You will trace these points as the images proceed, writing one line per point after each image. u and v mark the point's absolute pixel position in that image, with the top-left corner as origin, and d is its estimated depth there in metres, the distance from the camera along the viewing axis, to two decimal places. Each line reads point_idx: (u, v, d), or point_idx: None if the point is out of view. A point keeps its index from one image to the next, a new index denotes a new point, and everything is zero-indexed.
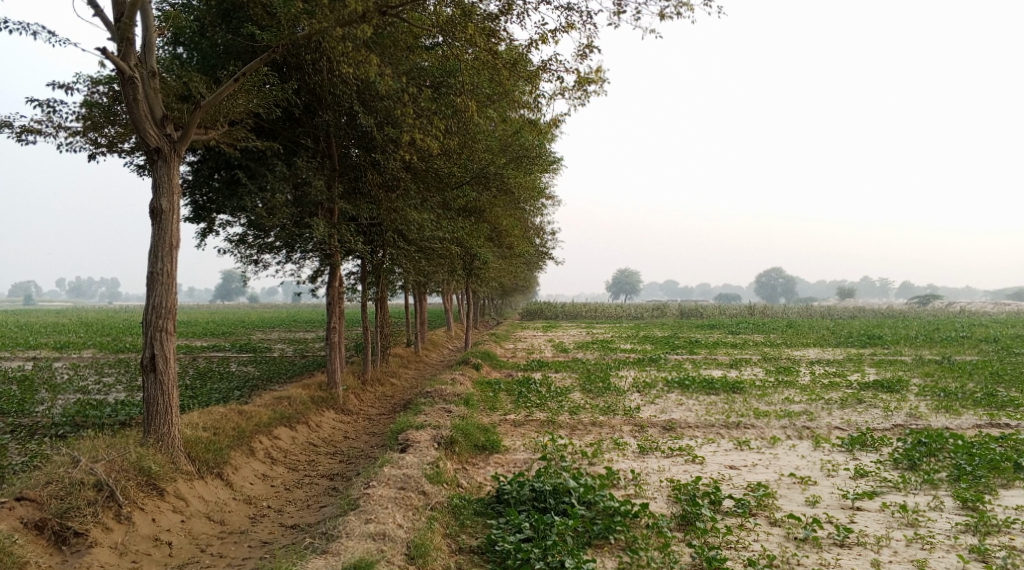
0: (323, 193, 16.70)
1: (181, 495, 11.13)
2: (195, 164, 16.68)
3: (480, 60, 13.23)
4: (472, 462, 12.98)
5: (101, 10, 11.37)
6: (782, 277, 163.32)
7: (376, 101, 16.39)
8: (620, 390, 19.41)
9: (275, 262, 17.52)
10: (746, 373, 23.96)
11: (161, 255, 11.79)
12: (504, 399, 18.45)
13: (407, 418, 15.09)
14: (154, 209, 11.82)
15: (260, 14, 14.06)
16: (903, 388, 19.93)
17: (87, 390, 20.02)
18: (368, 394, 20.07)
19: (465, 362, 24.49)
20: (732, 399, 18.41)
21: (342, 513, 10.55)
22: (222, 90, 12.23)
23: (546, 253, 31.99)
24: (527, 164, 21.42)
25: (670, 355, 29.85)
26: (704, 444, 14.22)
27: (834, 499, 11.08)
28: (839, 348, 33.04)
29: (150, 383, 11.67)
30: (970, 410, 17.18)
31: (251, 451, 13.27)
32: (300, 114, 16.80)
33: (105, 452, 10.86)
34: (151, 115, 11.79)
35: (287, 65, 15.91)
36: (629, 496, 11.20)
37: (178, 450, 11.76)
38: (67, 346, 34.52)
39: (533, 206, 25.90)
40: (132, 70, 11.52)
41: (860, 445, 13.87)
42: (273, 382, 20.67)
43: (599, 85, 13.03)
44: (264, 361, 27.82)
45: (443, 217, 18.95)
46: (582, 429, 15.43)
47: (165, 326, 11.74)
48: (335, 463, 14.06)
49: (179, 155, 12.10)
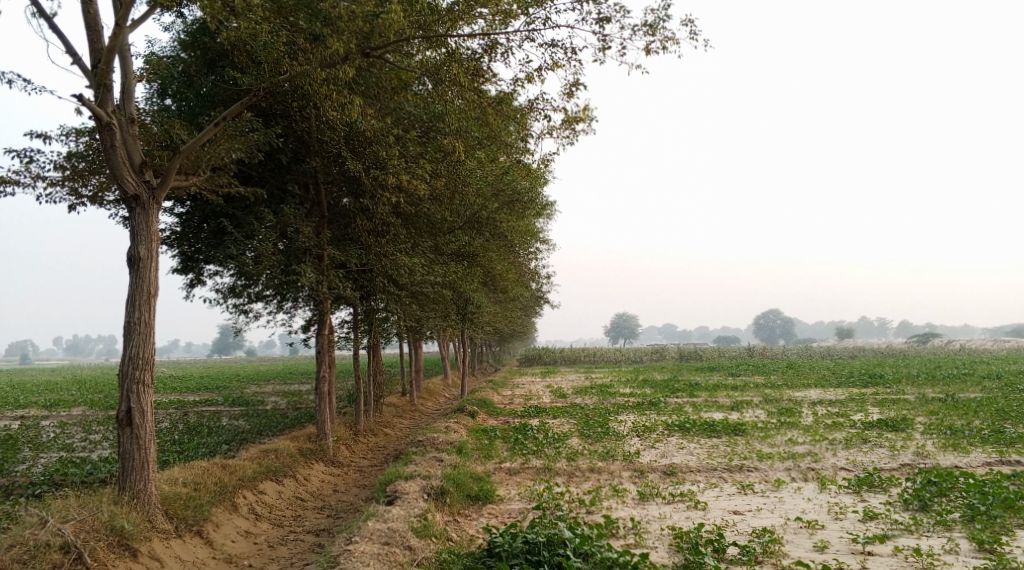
0: (311, 240, 16.38)
1: (155, 556, 10.59)
2: (182, 215, 16.40)
3: (465, 101, 13.04)
4: (464, 514, 12.46)
5: (77, 57, 11.19)
6: (780, 318, 163.22)
7: (365, 146, 15.72)
8: (619, 435, 18.89)
9: (265, 311, 17.14)
10: (747, 414, 23.49)
11: (138, 305, 11.40)
12: (500, 446, 17.88)
13: (396, 468, 14.56)
14: (132, 257, 11.47)
15: (244, 61, 13.80)
16: (908, 426, 19.42)
17: (71, 447, 19.46)
18: (360, 445, 19.49)
19: (461, 410, 23.95)
20: (734, 441, 17.92)
21: None
22: (201, 135, 11.99)
23: (542, 297, 31.68)
24: (519, 208, 21.22)
25: (670, 398, 29.33)
26: (707, 488, 13.70)
27: (844, 544, 10.54)
28: (840, 388, 32.54)
29: (127, 437, 11.18)
30: (978, 447, 16.71)
31: (234, 507, 12.72)
32: (288, 160, 16.60)
33: (75, 511, 10.34)
34: (129, 161, 11.52)
35: (273, 111, 15.64)
36: (629, 545, 10.65)
37: (156, 507, 11.22)
38: (56, 404, 33.86)
39: (527, 251, 25.67)
40: (110, 117, 11.28)
41: (868, 486, 13.36)
42: (264, 435, 20.12)
43: (587, 124, 12.84)
44: (256, 414, 27.27)
45: (435, 263, 18.56)
46: (579, 475, 14.92)
47: (142, 378, 11.28)
48: (322, 517, 13.50)
49: (158, 202, 11.79)
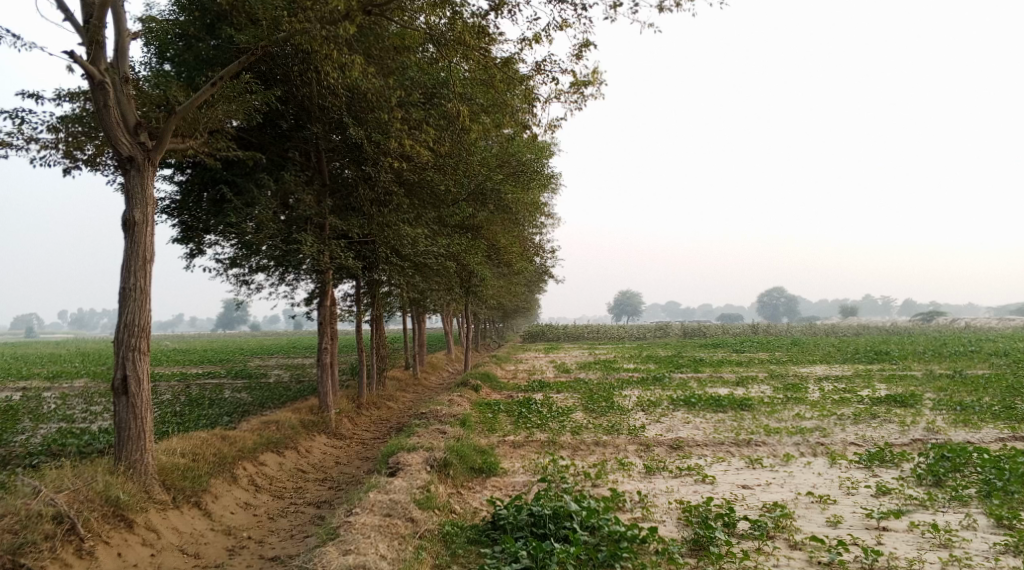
0: (312, 208, 16.03)
1: (152, 527, 10.38)
2: (181, 184, 16.05)
3: (469, 63, 12.60)
4: (468, 486, 12.22)
5: (69, 13, 10.79)
6: (784, 296, 162.76)
7: (367, 112, 15.53)
8: (624, 409, 18.62)
9: (267, 283, 16.82)
10: (754, 390, 23.23)
11: (134, 270, 11.08)
12: (504, 420, 17.62)
13: (399, 440, 14.33)
14: (127, 221, 11.14)
15: (242, 21, 13.42)
16: (918, 402, 19.13)
17: (71, 418, 19.21)
18: (362, 418, 19.26)
19: (464, 384, 23.71)
20: (741, 416, 17.63)
21: (321, 544, 9.80)
22: (198, 96, 11.62)
23: (545, 272, 31.34)
24: (524, 180, 20.82)
25: (675, 374, 29.04)
26: (715, 462, 13.45)
27: (858, 519, 10.29)
28: (847, 364, 32.29)
29: (123, 406, 10.93)
30: (989, 423, 16.42)
31: (234, 478, 12.50)
32: (289, 127, 16.21)
33: (69, 481, 10.10)
34: (124, 122, 11.16)
35: (273, 76, 15.21)
36: (637, 519, 10.39)
37: (153, 478, 10.99)
38: (60, 377, 33.80)
39: (532, 224, 25.31)
40: (102, 76, 10.92)
41: (880, 461, 13.09)
42: (266, 407, 19.89)
43: (597, 88, 12.45)
44: (258, 387, 27.08)
45: (439, 234, 18.17)
46: (584, 449, 14.67)
47: (139, 346, 11.01)
48: (324, 490, 13.29)
49: (154, 165, 11.45)
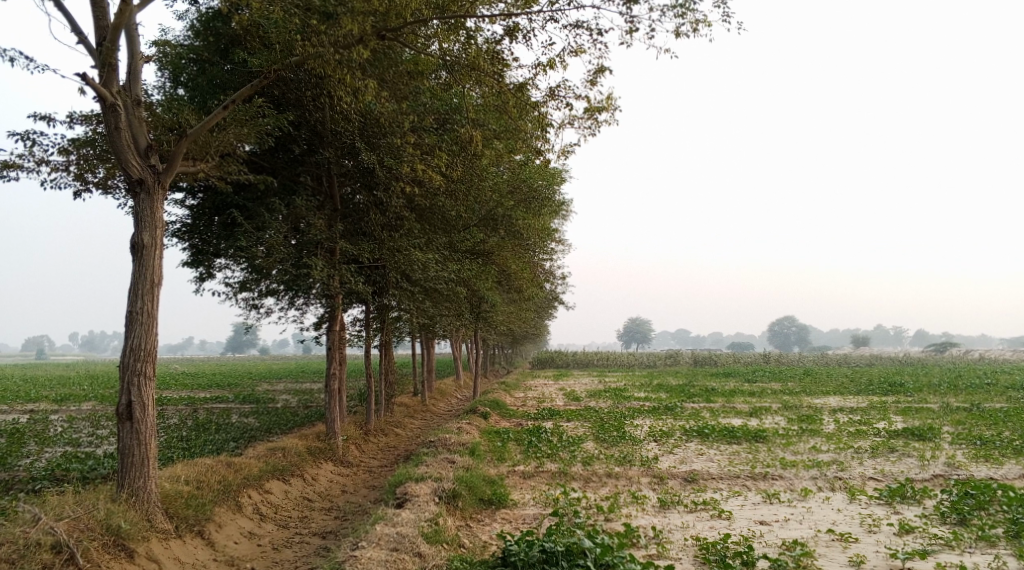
0: (323, 232, 15.87)
1: (153, 557, 10.11)
2: (193, 208, 15.94)
3: (484, 87, 12.48)
4: (476, 519, 11.91)
5: (81, 36, 10.75)
6: (794, 325, 161.78)
7: (380, 137, 15.38)
8: (636, 439, 18.29)
9: (277, 307, 16.65)
10: (767, 421, 22.85)
11: (141, 294, 10.92)
12: (514, 449, 17.31)
13: (407, 469, 14.05)
14: (135, 244, 11.00)
15: (256, 45, 13.36)
16: (936, 435, 18.70)
17: (76, 442, 19.00)
18: (370, 445, 18.98)
19: (473, 411, 23.41)
20: (756, 448, 17.26)
21: None
22: (210, 118, 11.52)
23: (556, 299, 31.12)
24: (536, 206, 20.68)
25: (687, 403, 28.67)
26: (730, 496, 13.10)
27: (882, 559, 9.94)
28: (861, 395, 31.82)
29: (126, 432, 10.71)
30: (1011, 458, 16.01)
31: (239, 507, 12.23)
32: (301, 151, 16.12)
33: (70, 509, 9.87)
34: (134, 145, 11.06)
35: (286, 101, 15.13)
36: (651, 556, 10.09)
37: (156, 506, 10.73)
38: (68, 399, 33.65)
39: (543, 251, 25.14)
40: (114, 98, 10.85)
41: (900, 497, 12.70)
42: (273, 433, 19.64)
43: (611, 114, 12.29)
44: (266, 412, 26.83)
45: (450, 259, 17.98)
46: (596, 480, 14.35)
47: (144, 370, 10.82)
48: (329, 519, 12.99)
49: (164, 188, 11.32)
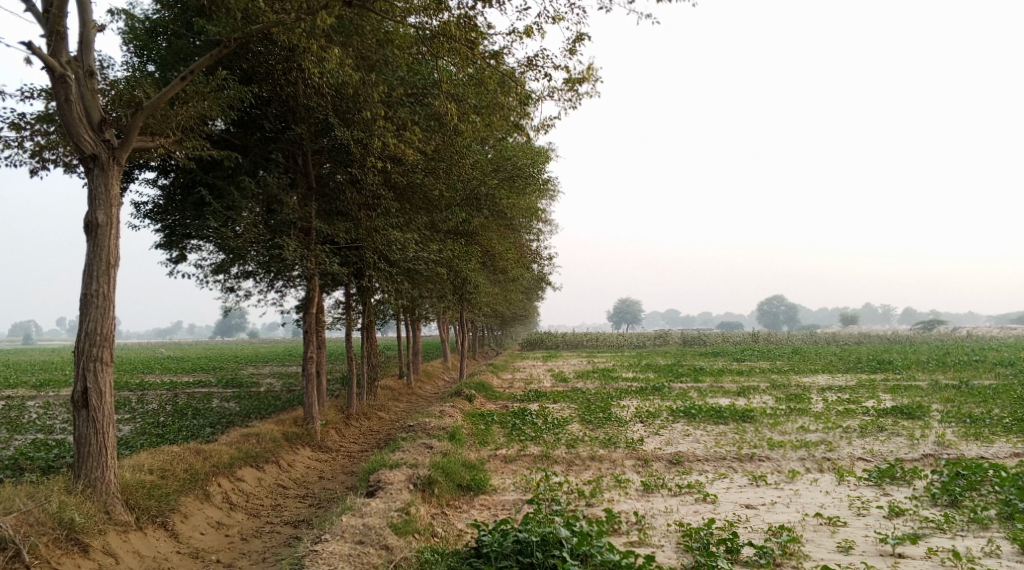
0: (296, 212, 15.26)
1: (110, 552, 9.68)
2: (165, 187, 15.35)
3: (458, 57, 11.92)
4: (453, 506, 11.50)
5: (27, 2, 10.13)
6: (783, 304, 162.07)
7: (353, 112, 14.77)
8: (622, 420, 17.88)
9: (256, 290, 16.10)
10: (755, 401, 22.53)
11: (96, 275, 10.38)
12: (497, 432, 16.89)
13: (382, 456, 13.59)
14: (89, 224, 10.45)
15: (219, 14, 12.72)
16: (925, 414, 18.39)
17: (48, 428, 18.46)
18: (351, 430, 18.51)
19: (458, 394, 22.97)
20: (743, 429, 16.88)
21: None
22: (167, 90, 10.91)
23: (543, 280, 30.59)
24: (520, 185, 20.09)
25: (674, 383, 28.35)
26: (716, 479, 12.74)
27: (871, 545, 9.57)
28: (849, 373, 31.56)
29: (83, 420, 10.22)
30: (1001, 436, 15.70)
31: (207, 495, 11.77)
32: (273, 127, 15.46)
33: (21, 502, 9.39)
34: (87, 118, 10.47)
35: (256, 74, 14.46)
36: (633, 544, 9.70)
37: (115, 497, 10.27)
38: (48, 384, 33.03)
39: (529, 231, 24.59)
40: (63, 68, 10.26)
41: (890, 479, 12.33)
42: (252, 418, 19.17)
43: (591, 85, 11.78)
44: (247, 396, 26.33)
45: (430, 240, 17.41)
46: (579, 464, 13.95)
47: (100, 356, 10.30)
48: (303, 507, 12.55)
49: (120, 164, 10.73)
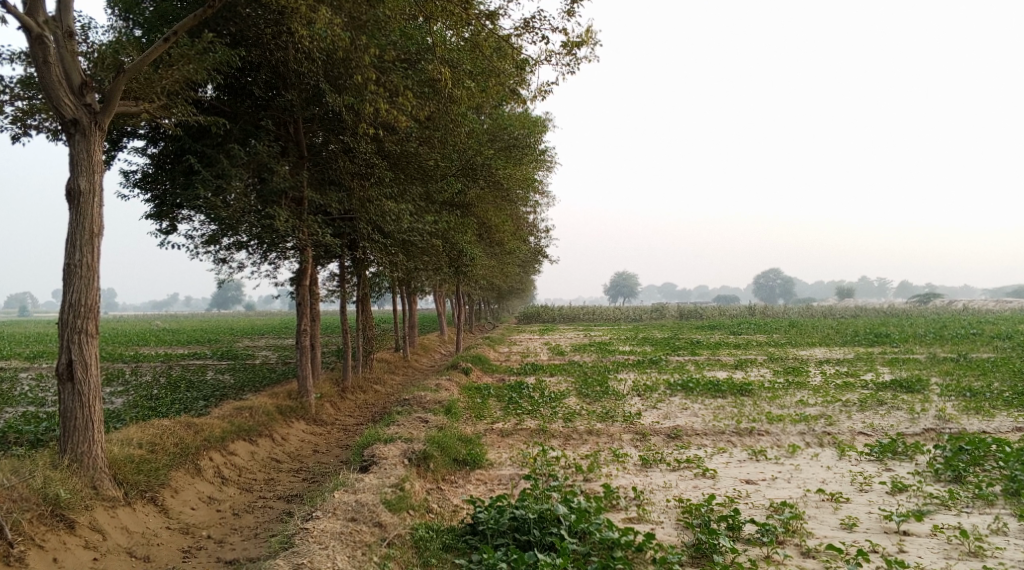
0: (288, 181, 14.88)
1: (97, 528, 9.47)
2: (155, 156, 14.98)
3: (452, 19, 11.51)
4: (449, 481, 11.30)
5: None
6: (780, 277, 162.04)
7: (345, 77, 14.36)
8: (619, 394, 17.68)
9: (250, 262, 15.79)
10: (753, 374, 22.38)
11: (79, 244, 10.06)
12: (494, 406, 16.67)
13: (376, 430, 13.35)
14: (71, 191, 10.12)
15: None
16: (925, 387, 18.21)
17: (39, 401, 18.17)
18: (346, 403, 18.30)
19: (454, 367, 22.77)
20: (742, 402, 16.69)
21: (272, 554, 8.91)
22: (151, 52, 10.50)
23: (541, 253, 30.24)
24: (517, 154, 19.66)
25: (672, 357, 28.12)
26: (715, 454, 12.53)
27: (875, 521, 9.40)
28: (847, 346, 31.40)
29: (68, 394, 9.95)
30: (1002, 411, 15.52)
31: (198, 470, 11.55)
32: (263, 93, 15.02)
33: (4, 477, 9.18)
34: (67, 81, 10.08)
35: (245, 38, 14.01)
36: (631, 521, 9.51)
37: (102, 473, 10.04)
38: (42, 357, 32.68)
39: (526, 203, 24.21)
40: (41, 29, 9.86)
41: (892, 454, 12.15)
42: (246, 391, 18.93)
43: (591, 48, 11.39)
44: (242, 369, 26.12)
45: (426, 211, 17.05)
46: (576, 438, 13.75)
47: (85, 327, 10.01)
48: (296, 482, 12.35)
49: (102, 129, 10.36)
